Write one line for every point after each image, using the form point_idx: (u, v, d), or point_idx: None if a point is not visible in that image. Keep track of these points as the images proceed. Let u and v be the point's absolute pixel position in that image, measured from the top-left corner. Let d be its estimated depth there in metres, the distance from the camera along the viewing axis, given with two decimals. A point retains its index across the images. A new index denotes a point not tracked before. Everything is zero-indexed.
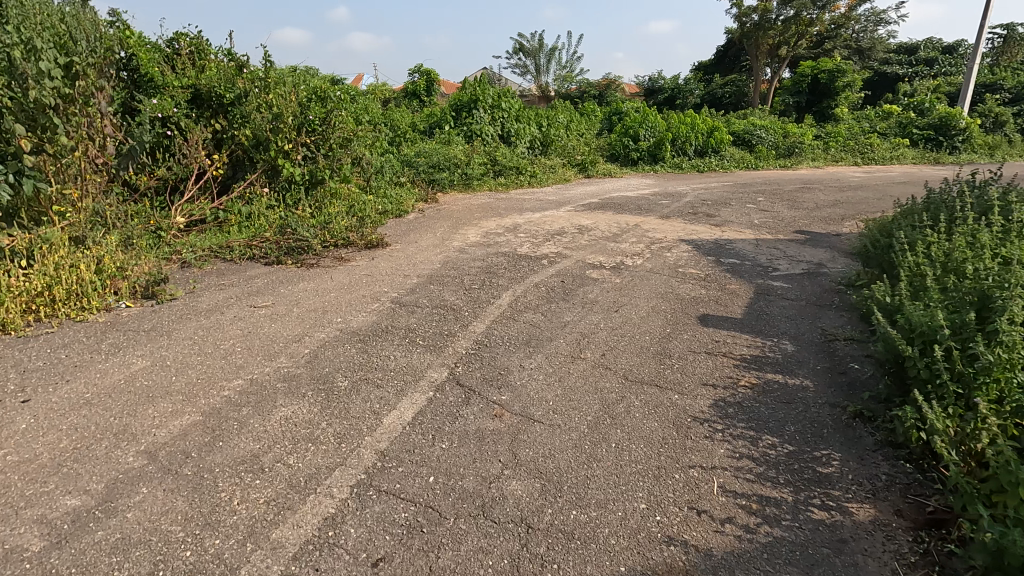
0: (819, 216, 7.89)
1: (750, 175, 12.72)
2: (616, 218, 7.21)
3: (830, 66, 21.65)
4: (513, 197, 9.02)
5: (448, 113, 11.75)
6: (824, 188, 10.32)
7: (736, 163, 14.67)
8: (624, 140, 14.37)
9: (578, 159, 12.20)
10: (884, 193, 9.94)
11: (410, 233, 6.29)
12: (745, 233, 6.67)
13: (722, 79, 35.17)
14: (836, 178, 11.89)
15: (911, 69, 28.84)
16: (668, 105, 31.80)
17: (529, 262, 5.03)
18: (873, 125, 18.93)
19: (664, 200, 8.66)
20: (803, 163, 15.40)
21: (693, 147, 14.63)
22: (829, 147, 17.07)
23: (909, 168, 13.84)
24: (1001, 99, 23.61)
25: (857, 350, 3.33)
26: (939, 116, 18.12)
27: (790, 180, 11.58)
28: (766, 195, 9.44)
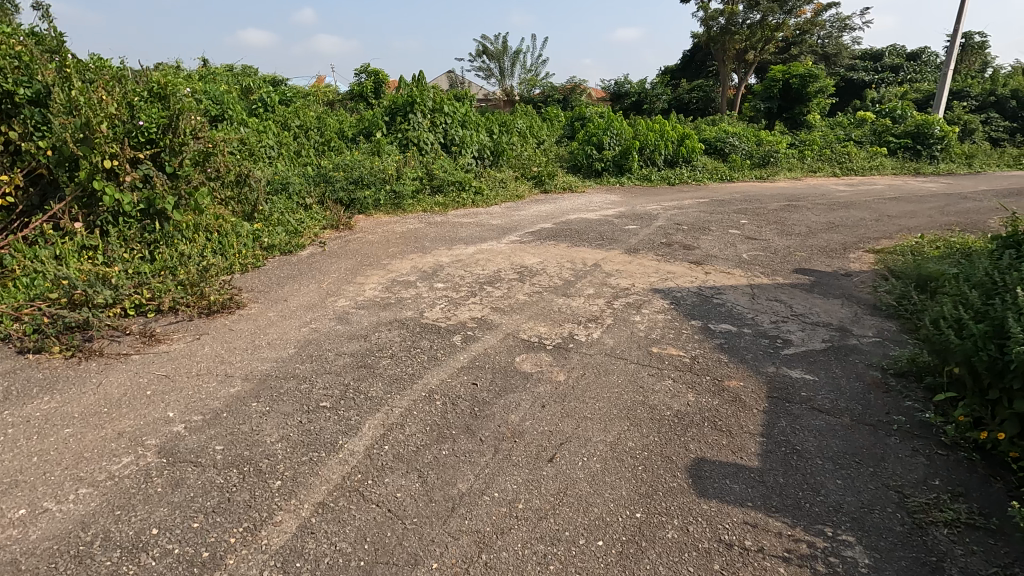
0: (816, 245, 6.55)
1: (725, 190, 11.41)
2: (570, 253, 5.67)
3: (801, 70, 20.72)
4: (448, 222, 7.39)
5: (380, 117, 10.04)
6: (812, 206, 9.05)
7: (710, 174, 13.40)
8: (587, 149, 12.93)
9: (533, 171, 10.68)
10: (880, 212, 8.71)
11: (288, 283, 4.60)
12: (734, 273, 5.21)
13: (689, 85, 34.40)
14: (821, 193, 10.68)
15: (877, 76, 28.42)
16: (634, 110, 30.75)
17: (435, 338, 3.43)
18: (848, 133, 18.01)
19: (631, 225, 7.18)
20: (780, 175, 14.26)
21: (662, 157, 13.30)
22: (805, 157, 16.02)
23: (893, 181, 12.81)
24: (969, 107, 23.16)
25: (982, 565, 1.82)
26: (915, 124, 17.27)
27: (769, 196, 10.31)
28: (749, 216, 8.08)
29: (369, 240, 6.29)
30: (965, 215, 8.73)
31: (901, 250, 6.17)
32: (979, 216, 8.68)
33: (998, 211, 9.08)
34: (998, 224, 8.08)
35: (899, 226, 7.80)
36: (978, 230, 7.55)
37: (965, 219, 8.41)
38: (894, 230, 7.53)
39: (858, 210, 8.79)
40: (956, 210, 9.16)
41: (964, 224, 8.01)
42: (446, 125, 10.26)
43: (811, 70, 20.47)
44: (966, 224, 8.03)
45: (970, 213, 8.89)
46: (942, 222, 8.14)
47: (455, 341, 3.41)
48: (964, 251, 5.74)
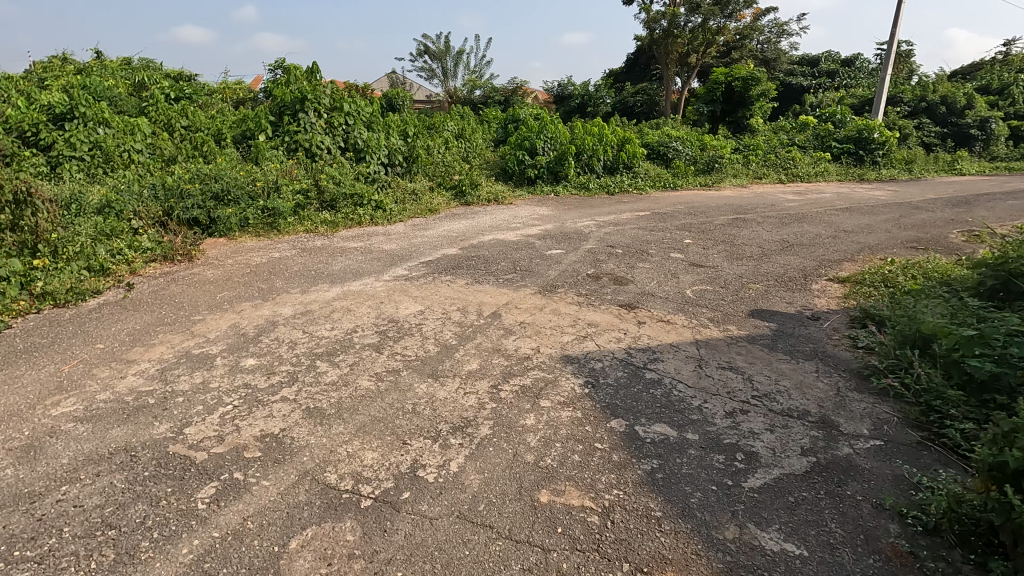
0: (772, 273, 5.47)
1: (667, 200, 10.39)
2: (465, 295, 4.30)
3: (744, 73, 20.25)
4: (328, 248, 5.90)
5: (265, 117, 8.42)
6: (762, 220, 8.08)
7: (652, 181, 12.43)
8: (519, 154, 11.68)
9: (453, 180, 9.33)
10: (834, 227, 7.82)
11: (13, 364, 3.02)
12: (676, 321, 3.99)
13: (633, 88, 33.94)
14: (769, 204, 9.80)
15: (815, 81, 28.64)
16: (579, 113, 29.92)
17: (166, 495, 1.97)
18: (791, 138, 17.59)
19: (555, 249, 5.91)
20: (725, 182, 13.46)
21: (602, 163, 12.21)
22: (750, 162, 15.37)
23: (841, 189, 12.16)
24: (903, 112, 23.40)
25: None
26: (857, 129, 16.93)
27: (711, 207, 9.36)
28: (693, 235, 7.00)
29: (205, 277, 4.72)
30: (922, 229, 7.98)
31: (869, 279, 5.16)
32: (936, 230, 7.94)
33: (953, 224, 8.39)
34: (959, 240, 7.32)
35: (859, 244, 6.89)
36: (943, 249, 6.73)
37: (924, 234, 7.63)
38: (854, 250, 6.59)
39: (810, 225, 7.88)
40: (912, 222, 8.41)
41: (926, 241, 7.19)
42: (346, 127, 8.73)
43: (753, 73, 20.01)
44: (928, 241, 7.21)
45: (927, 226, 8.14)
46: (902, 238, 7.31)
47: (200, 499, 1.96)
48: (943, 282, 4.77)
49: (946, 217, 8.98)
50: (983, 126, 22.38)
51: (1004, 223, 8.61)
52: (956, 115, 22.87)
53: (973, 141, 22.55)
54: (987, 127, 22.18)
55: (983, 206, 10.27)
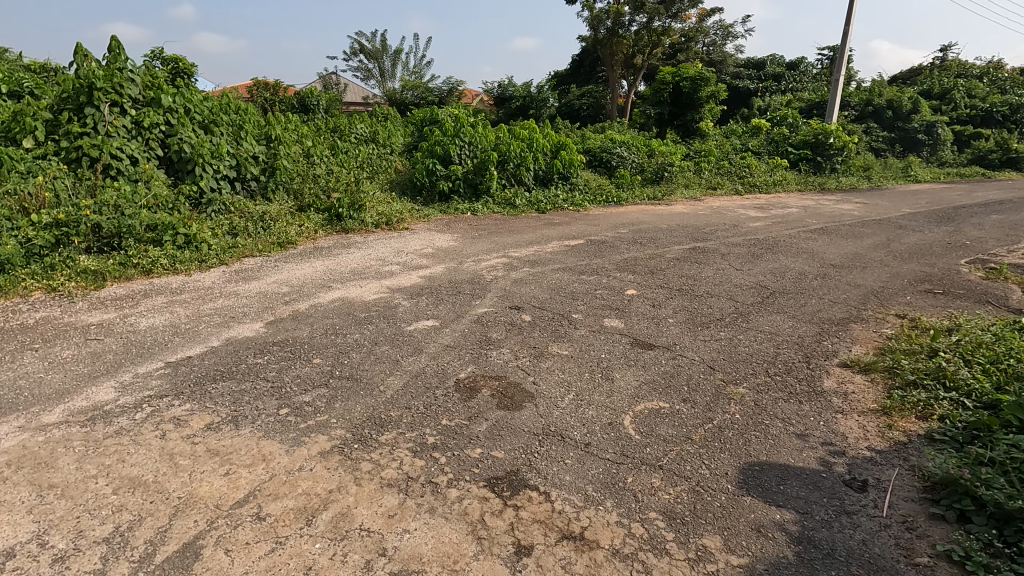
0: (758, 357, 3.50)
1: (607, 219, 8.47)
2: (169, 475, 2.07)
3: (692, 72, 18.73)
4: (40, 327, 3.56)
5: (36, 112, 5.88)
6: (725, 252, 6.21)
7: (592, 195, 10.54)
8: (429, 162, 9.50)
9: (327, 200, 7.07)
10: (818, 260, 6.02)
11: None
12: (596, 531, 1.91)
13: (579, 90, 32.45)
14: (730, 225, 7.99)
15: (761, 84, 27.83)
16: (522, 115, 28.08)
17: None
18: (744, 143, 16.18)
19: (424, 321, 3.76)
20: (676, 193, 11.76)
21: (532, 173, 10.22)
22: (702, 170, 13.81)
23: (807, 203, 10.62)
24: (851, 117, 22.66)
25: None
26: (813, 133, 15.64)
27: (659, 230, 7.48)
28: (637, 281, 5.02)
29: None
30: (922, 259, 6.30)
31: (909, 371, 3.26)
32: (939, 261, 6.27)
33: (954, 252, 6.79)
34: (976, 277, 5.64)
35: (859, 289, 5.08)
36: (966, 296, 5.00)
37: (929, 268, 5.93)
38: (856, 300, 4.76)
39: (789, 257, 6.06)
40: (906, 249, 6.74)
41: (938, 281, 5.46)
42: (166, 128, 6.33)
43: (701, 72, 18.53)
44: (940, 280, 5.48)
45: (927, 256, 6.47)
46: (906, 276, 5.57)
47: None
48: None
49: (939, 241, 7.39)
50: (930, 130, 21.74)
51: (1008, 248, 7.09)
52: (903, 120, 22.17)
53: (921, 146, 21.90)
54: (934, 132, 21.58)
55: (968, 223, 8.81)
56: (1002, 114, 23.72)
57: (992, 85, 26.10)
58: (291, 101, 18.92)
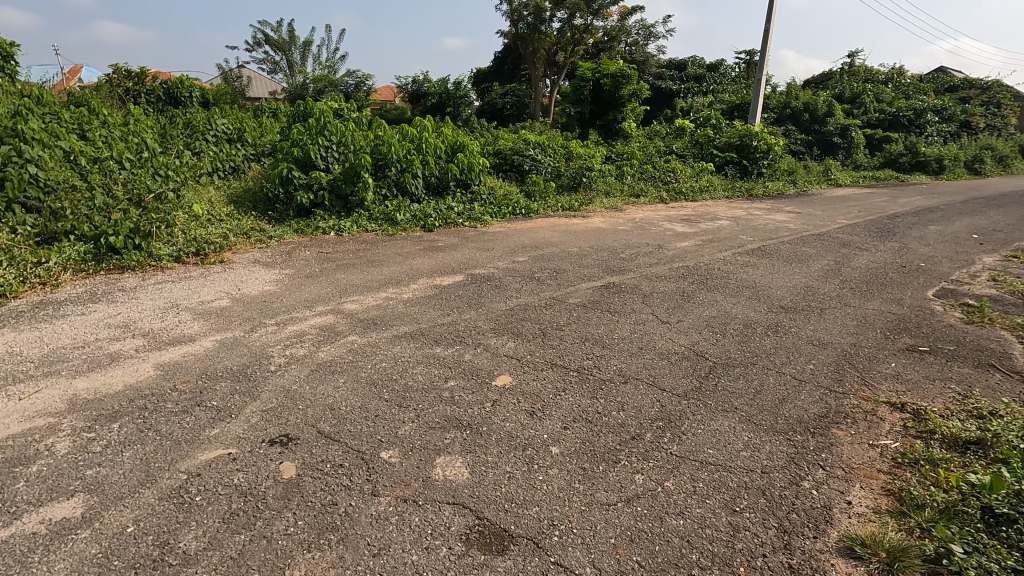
0: (701, 549, 1.89)
1: (505, 239, 6.82)
2: None
3: (612, 69, 17.53)
4: None
5: None
6: (647, 292, 4.69)
7: (496, 207, 8.89)
8: (285, 166, 7.47)
9: (97, 224, 4.96)
10: (763, 300, 4.63)
11: None
12: None
13: (501, 88, 30.96)
14: (654, 246, 6.57)
15: (683, 86, 27.43)
16: (439, 113, 26.15)
17: None
18: (668, 144, 15.13)
19: (58, 505, 1.87)
20: (595, 202, 10.35)
21: (422, 180, 8.42)
22: (624, 176, 12.55)
23: (737, 214, 9.49)
24: (770, 119, 22.47)
25: None
26: (738, 134, 14.78)
27: (566, 256, 5.90)
28: (519, 353, 3.36)
29: None
30: (883, 293, 5.08)
31: None
32: (903, 294, 5.06)
33: (913, 279, 5.64)
34: (956, 321, 4.42)
35: (825, 350, 3.67)
36: (961, 357, 3.70)
37: (897, 308, 4.69)
38: (827, 374, 3.32)
39: (727, 298, 4.62)
40: (861, 279, 5.52)
41: (914, 329, 4.18)
42: None
43: (623, 69, 17.37)
44: (917, 328, 4.21)
45: (887, 287, 5.27)
46: (875, 323, 4.26)
47: None
48: None
49: (890, 263, 6.27)
50: (845, 134, 21.71)
51: (967, 272, 6.06)
52: (819, 123, 22.11)
53: (837, 149, 21.88)
54: (848, 136, 21.63)
55: (911, 237, 7.87)
56: (908, 118, 24.32)
57: (896, 90, 26.94)
58: (154, 89, 16.00)
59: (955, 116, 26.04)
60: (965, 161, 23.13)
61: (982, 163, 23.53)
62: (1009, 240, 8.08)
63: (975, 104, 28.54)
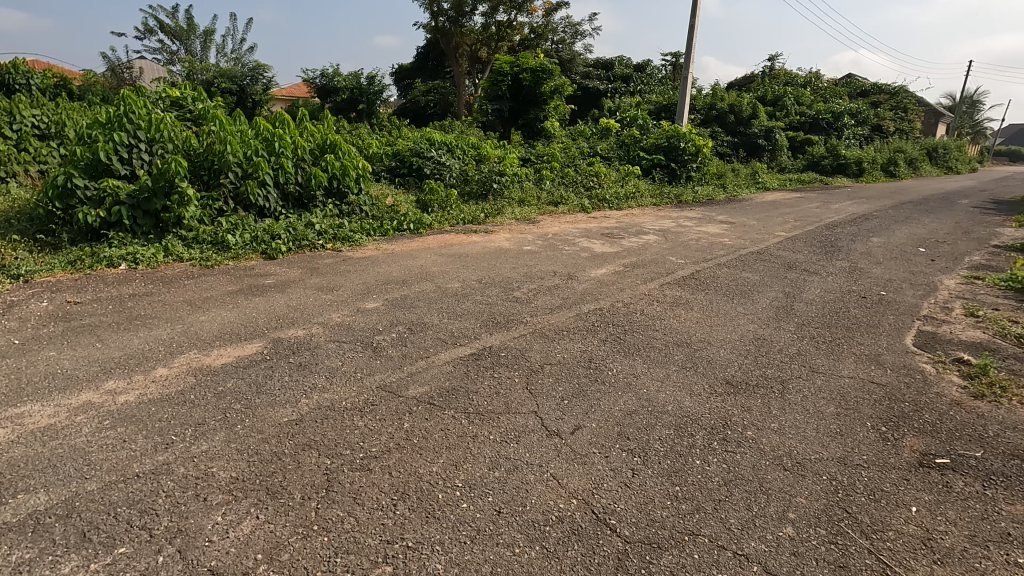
0: None
1: (368, 270, 5.12)
2: None
3: (532, 62, 16.08)
4: None
5: None
6: (535, 365, 3.14)
7: (377, 222, 7.16)
8: (64, 171, 5.42)
9: None
10: (701, 371, 3.19)
11: None
12: None
13: (423, 85, 29.10)
14: (561, 276, 5.09)
15: (610, 85, 26.64)
16: (351, 109, 23.91)
17: None
18: (592, 146, 13.87)
19: None
20: (505, 213, 8.82)
21: (275, 190, 6.56)
22: (542, 182, 11.13)
23: (665, 226, 8.26)
24: (696, 120, 21.94)
25: None
26: (665, 134, 13.75)
27: (437, 298, 4.28)
28: (249, 555, 1.70)
29: None
30: (853, 344, 3.81)
31: None
32: (878, 347, 3.80)
33: (881, 318, 4.44)
34: (962, 392, 3.17)
35: (802, 484, 2.25)
36: (1001, 476, 2.39)
37: (878, 372, 3.39)
38: (821, 554, 1.87)
39: (650, 371, 3.16)
40: (820, 322, 4.23)
41: (916, 417, 2.85)
42: None
43: (543, 63, 15.99)
44: (917, 412, 2.90)
45: (855, 334, 4.02)
46: (861, 406, 2.91)
47: None
48: None
49: (847, 293, 5.08)
50: (769, 135, 21.35)
51: (936, 303, 4.96)
52: (744, 125, 21.70)
53: (762, 151, 21.53)
54: (772, 138, 21.36)
55: (858, 254, 6.83)
56: (827, 121, 24.58)
57: (815, 93, 27.33)
58: None
59: (869, 119, 26.64)
60: (881, 163, 23.54)
61: (896, 165, 24.08)
62: (958, 254, 7.23)
63: (886, 108, 29.48)
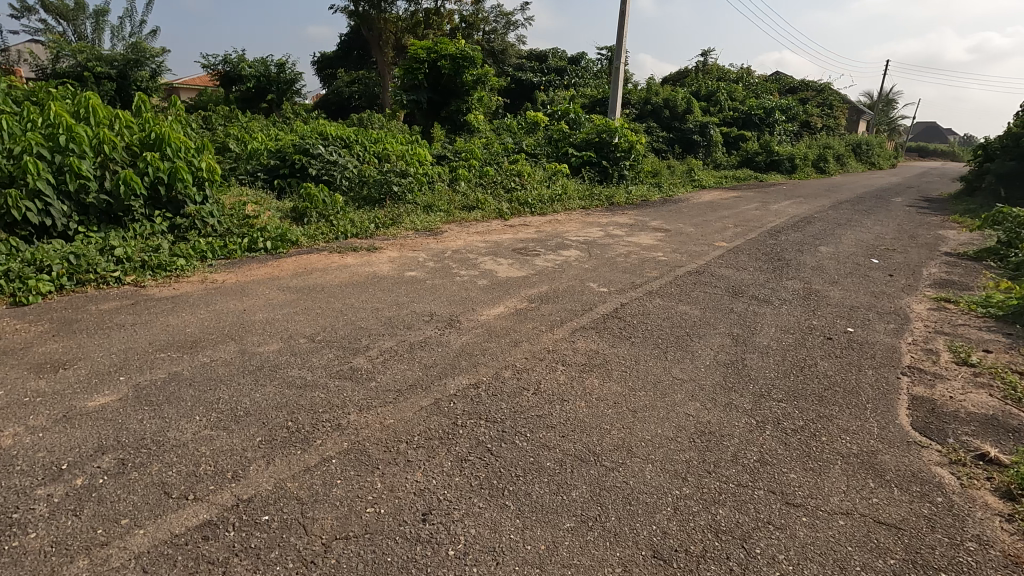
0: None
1: (156, 322, 3.53)
2: None
3: (451, 49, 14.58)
4: None
5: None
6: (318, 540, 1.74)
7: (220, 240, 5.53)
8: None
9: None
10: (611, 528, 1.89)
11: None
12: None
13: (345, 76, 26.98)
14: (439, 323, 3.71)
15: (544, 78, 25.49)
16: (259, 100, 21.57)
17: None
18: (517, 142, 12.56)
19: None
20: (403, 222, 7.34)
21: (63, 200, 4.84)
22: (456, 183, 9.72)
23: (590, 237, 7.06)
24: (631, 115, 21.13)
25: None
26: (596, 129, 12.62)
27: (226, 377, 2.78)
28: None
29: None
30: (834, 434, 2.62)
31: None
32: (869, 435, 2.64)
33: (859, 376, 3.31)
34: (1015, 537, 2.00)
35: None
36: None
37: (881, 496, 2.19)
38: None
39: (524, 543, 1.80)
40: (783, 389, 3.06)
41: None
42: None
43: (464, 50, 14.52)
44: None
45: (833, 411, 2.84)
46: None
47: None
48: None
49: (809, 333, 3.97)
50: (704, 131, 20.82)
51: (914, 344, 3.92)
52: (679, 120, 21.07)
53: (697, 148, 20.97)
54: (707, 134, 20.81)
55: (809, 270, 5.84)
56: (759, 117, 24.18)
57: (747, 89, 27.26)
58: None
59: (799, 115, 26.81)
60: (812, 160, 23.58)
61: (826, 162, 24.22)
62: (914, 266, 6.39)
63: (814, 105, 29.88)
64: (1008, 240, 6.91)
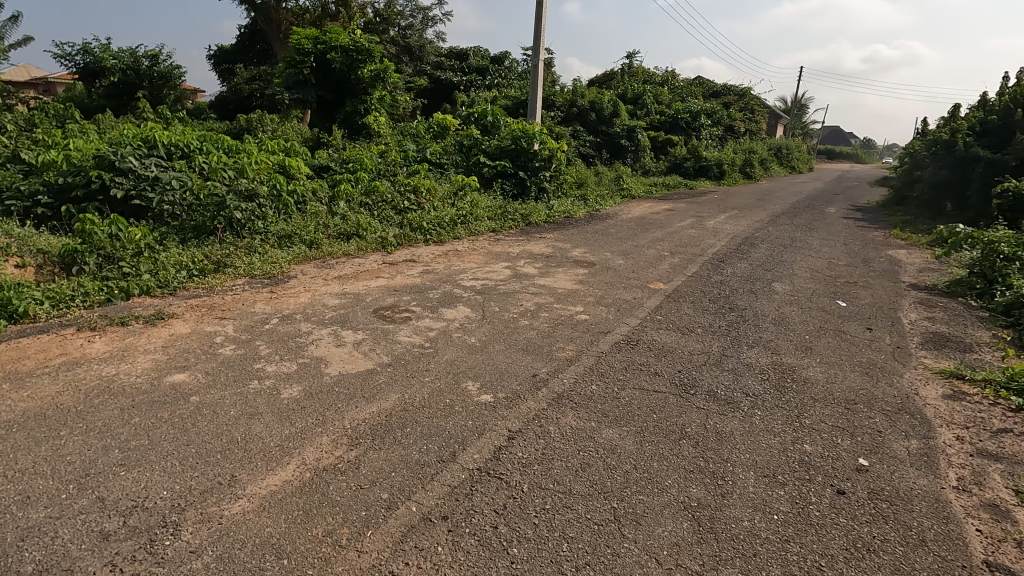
0: None
1: None
2: None
3: (344, 40, 12.48)
4: None
5: None
6: None
7: None
8: None
9: None
10: None
11: None
12: None
13: (241, 72, 24.05)
14: (133, 538, 1.85)
15: (465, 77, 23.75)
16: (129, 97, 18.46)
17: None
18: (420, 149, 10.70)
19: None
20: (234, 262, 5.34)
21: None
22: (333, 203, 7.75)
23: (491, 280, 5.36)
24: (556, 118, 19.80)
25: None
26: (511, 134, 10.98)
27: None
28: None
29: None
30: None
31: None
32: None
33: None
34: None
35: None
36: None
37: None
38: None
39: None
40: None
41: None
42: None
43: (358, 40, 12.46)
44: None
45: None
46: None
47: None
48: None
49: (807, 482, 2.43)
50: (631, 135, 19.77)
51: (963, 491, 2.47)
52: (606, 124, 19.93)
53: (625, 152, 19.91)
54: (635, 138, 19.81)
55: (771, 328, 4.42)
56: (685, 120, 23.57)
57: (673, 93, 26.75)
58: None
59: (723, 120, 26.61)
60: (738, 166, 23.26)
61: (751, 166, 24.01)
62: (886, 310, 5.16)
63: (736, 109, 29.94)
64: (981, 271, 5.87)
